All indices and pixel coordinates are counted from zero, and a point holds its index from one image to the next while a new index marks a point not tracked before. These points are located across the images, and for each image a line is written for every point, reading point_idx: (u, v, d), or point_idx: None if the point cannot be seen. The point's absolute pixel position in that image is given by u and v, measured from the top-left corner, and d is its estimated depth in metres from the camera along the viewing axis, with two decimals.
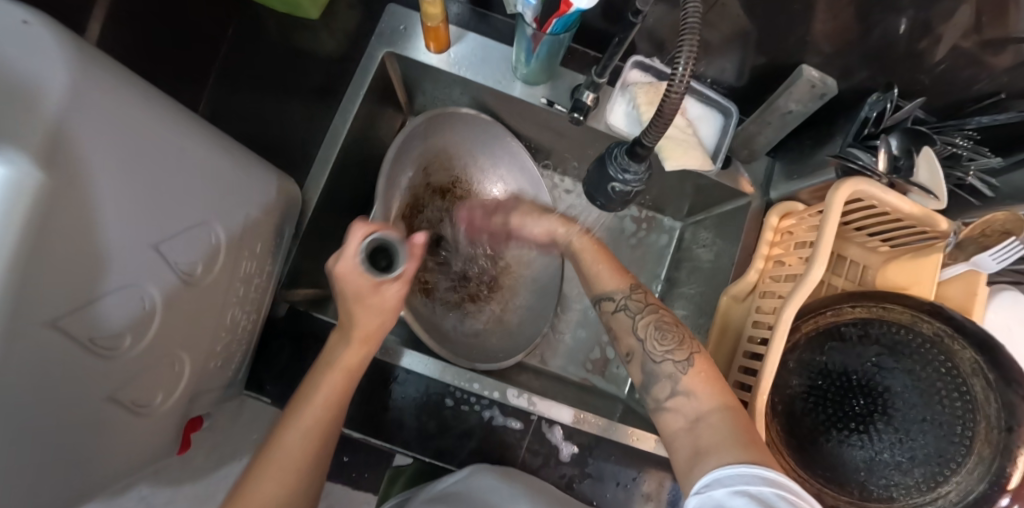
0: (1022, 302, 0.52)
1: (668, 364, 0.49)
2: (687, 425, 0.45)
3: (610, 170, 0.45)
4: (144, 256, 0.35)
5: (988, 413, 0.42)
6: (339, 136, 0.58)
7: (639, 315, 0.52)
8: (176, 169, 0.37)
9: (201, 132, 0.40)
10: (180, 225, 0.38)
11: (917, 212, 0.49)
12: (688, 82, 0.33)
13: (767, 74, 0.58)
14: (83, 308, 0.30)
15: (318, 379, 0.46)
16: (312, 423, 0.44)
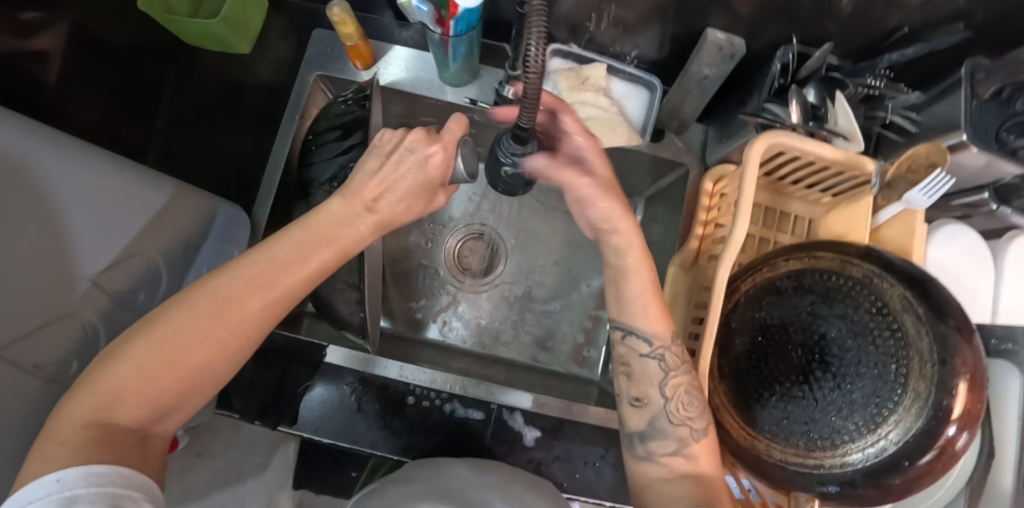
0: (961, 234, 0.52)
1: (681, 429, 0.49)
2: (668, 477, 0.49)
3: (499, 155, 0.46)
4: (73, 285, 0.42)
5: (921, 348, 0.41)
6: (280, 158, 0.61)
7: (673, 373, 0.49)
8: (86, 211, 0.42)
9: (128, 173, 0.45)
10: (109, 257, 0.44)
11: (838, 156, 0.49)
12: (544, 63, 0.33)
13: (681, 44, 0.59)
14: (33, 333, 0.39)
15: (287, 239, 0.39)
16: (238, 297, 0.37)
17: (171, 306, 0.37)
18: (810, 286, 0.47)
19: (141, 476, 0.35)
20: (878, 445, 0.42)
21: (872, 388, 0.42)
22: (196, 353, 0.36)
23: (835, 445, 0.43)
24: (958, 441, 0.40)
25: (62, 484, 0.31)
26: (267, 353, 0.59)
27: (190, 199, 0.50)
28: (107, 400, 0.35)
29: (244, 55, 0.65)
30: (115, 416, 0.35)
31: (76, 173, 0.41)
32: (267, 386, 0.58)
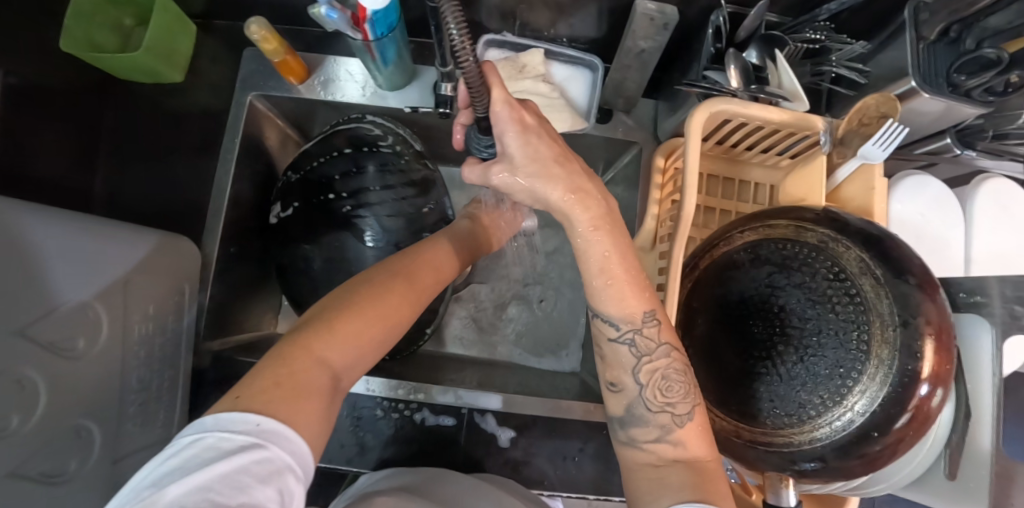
0: (929, 184, 0.49)
1: (663, 415, 0.44)
2: (659, 463, 0.43)
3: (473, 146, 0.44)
4: (7, 343, 0.38)
5: (882, 312, 0.39)
6: (226, 183, 0.61)
7: (649, 357, 0.45)
8: (37, 258, 0.41)
9: (76, 223, 0.45)
10: (44, 308, 0.41)
11: (785, 117, 0.46)
12: (473, 48, 0.30)
13: (617, 18, 0.57)
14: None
15: (418, 254, 0.50)
16: (400, 279, 0.45)
17: (334, 295, 0.42)
18: (767, 257, 0.45)
19: (308, 449, 0.30)
20: (845, 417, 0.39)
21: (836, 357, 0.40)
22: (382, 310, 0.41)
23: (803, 421, 0.41)
24: (930, 400, 0.38)
25: (260, 429, 0.28)
26: (232, 382, 0.59)
27: (141, 244, 0.50)
28: (316, 343, 0.35)
29: (179, 83, 0.63)
30: (320, 359, 0.34)
31: (38, 224, 0.42)
32: None
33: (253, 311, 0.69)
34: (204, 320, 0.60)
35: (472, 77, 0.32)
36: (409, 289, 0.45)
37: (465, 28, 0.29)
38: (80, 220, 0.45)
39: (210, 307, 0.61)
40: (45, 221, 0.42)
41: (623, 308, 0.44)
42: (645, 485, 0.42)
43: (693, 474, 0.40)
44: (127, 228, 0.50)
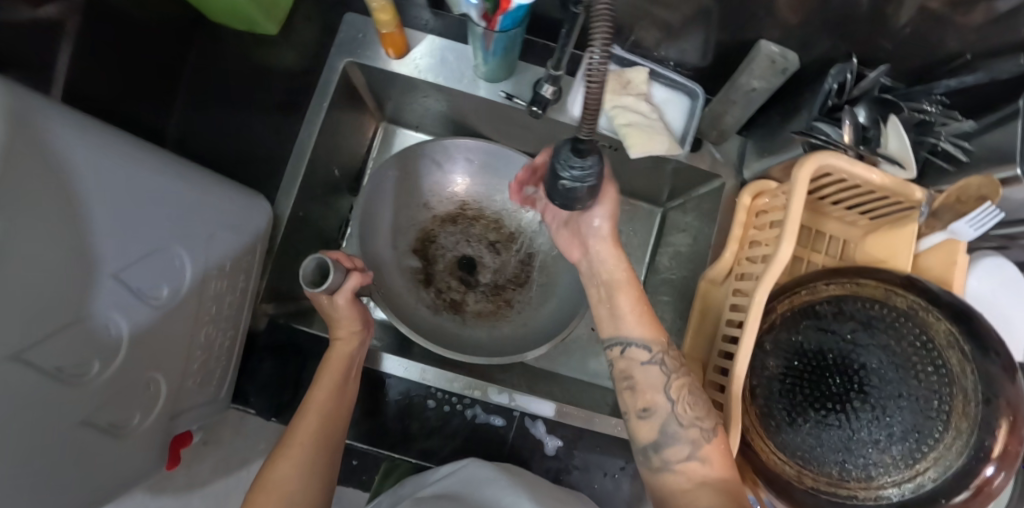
0: (1004, 268, 0.51)
1: (694, 430, 0.45)
2: (691, 486, 0.44)
3: (556, 166, 0.38)
4: (99, 285, 0.35)
5: (966, 387, 0.41)
6: (307, 148, 0.60)
7: (674, 376, 0.47)
8: (143, 197, 0.39)
9: (168, 165, 0.43)
10: (138, 251, 0.39)
11: (889, 181, 0.47)
12: (605, 69, 0.31)
13: (728, 51, 0.58)
14: (47, 338, 0.31)
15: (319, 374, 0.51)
16: (318, 405, 0.49)
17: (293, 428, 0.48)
18: (851, 313, 0.47)
19: None
20: (915, 480, 0.41)
21: (912, 422, 0.42)
22: (314, 426, 0.48)
23: (870, 478, 0.43)
24: (995, 481, 0.39)
25: None
26: (284, 350, 0.58)
27: (218, 198, 0.49)
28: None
29: (272, 36, 0.62)
30: None
31: (144, 161, 0.40)
32: (285, 383, 0.57)
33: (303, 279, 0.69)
34: (264, 283, 0.59)
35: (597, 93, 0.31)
36: (323, 394, 0.49)
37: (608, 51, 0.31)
38: (170, 162, 0.44)
39: (271, 270, 0.60)
40: (148, 157, 0.40)
41: (641, 330, 0.48)
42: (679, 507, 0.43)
43: (722, 496, 0.41)
44: (207, 180, 0.48)
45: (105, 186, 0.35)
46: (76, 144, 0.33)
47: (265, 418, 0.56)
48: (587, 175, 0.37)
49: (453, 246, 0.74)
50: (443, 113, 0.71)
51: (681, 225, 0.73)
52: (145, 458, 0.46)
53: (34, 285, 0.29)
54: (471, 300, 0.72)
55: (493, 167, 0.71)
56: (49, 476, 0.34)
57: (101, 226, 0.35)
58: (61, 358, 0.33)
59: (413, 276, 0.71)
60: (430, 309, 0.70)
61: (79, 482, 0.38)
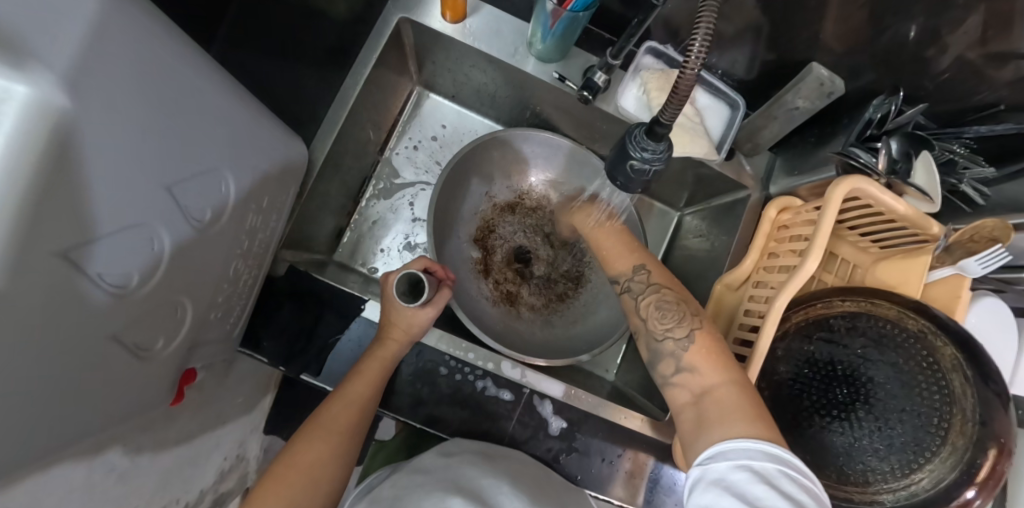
0: (999, 306, 0.55)
1: (669, 342, 0.50)
2: (693, 399, 0.46)
3: (628, 147, 0.40)
4: (154, 195, 0.34)
5: (965, 406, 0.43)
6: (349, 99, 0.60)
7: (643, 296, 0.54)
8: (200, 114, 0.37)
9: (227, 88, 0.41)
10: (193, 169, 0.37)
11: (911, 212, 0.50)
12: (704, 59, 0.31)
13: (774, 69, 0.60)
14: (100, 240, 0.30)
15: (362, 362, 0.52)
16: (358, 392, 0.50)
17: (326, 406, 0.49)
18: (864, 329, 0.48)
19: None
20: (909, 488, 0.44)
21: (912, 435, 0.44)
22: (351, 411, 0.49)
23: (867, 483, 0.45)
24: (973, 504, 0.42)
25: None
26: (304, 300, 0.57)
27: (268, 133, 0.47)
28: (274, 482, 0.44)
29: None
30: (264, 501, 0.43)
31: (208, 79, 0.38)
32: (300, 332, 0.56)
33: (320, 231, 0.68)
34: (288, 228, 0.58)
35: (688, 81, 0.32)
36: (363, 384, 0.50)
37: (708, 46, 0.32)
38: (230, 86, 0.42)
39: (296, 217, 0.59)
40: (211, 76, 0.39)
41: (617, 264, 0.59)
42: (688, 424, 0.45)
43: (737, 397, 0.43)
44: (259, 111, 0.47)
45: (169, 93, 0.34)
46: (148, 44, 0.31)
47: (273, 366, 0.55)
48: (655, 159, 0.39)
49: (511, 236, 0.77)
50: (484, 86, 0.71)
51: (698, 231, 0.76)
52: (159, 385, 0.44)
53: (97, 180, 0.28)
54: (525, 292, 0.74)
55: (563, 164, 0.74)
56: (79, 386, 0.33)
57: (161, 135, 0.33)
58: (114, 262, 0.32)
59: (474, 266, 0.74)
60: (489, 301, 0.73)
61: (102, 397, 0.37)
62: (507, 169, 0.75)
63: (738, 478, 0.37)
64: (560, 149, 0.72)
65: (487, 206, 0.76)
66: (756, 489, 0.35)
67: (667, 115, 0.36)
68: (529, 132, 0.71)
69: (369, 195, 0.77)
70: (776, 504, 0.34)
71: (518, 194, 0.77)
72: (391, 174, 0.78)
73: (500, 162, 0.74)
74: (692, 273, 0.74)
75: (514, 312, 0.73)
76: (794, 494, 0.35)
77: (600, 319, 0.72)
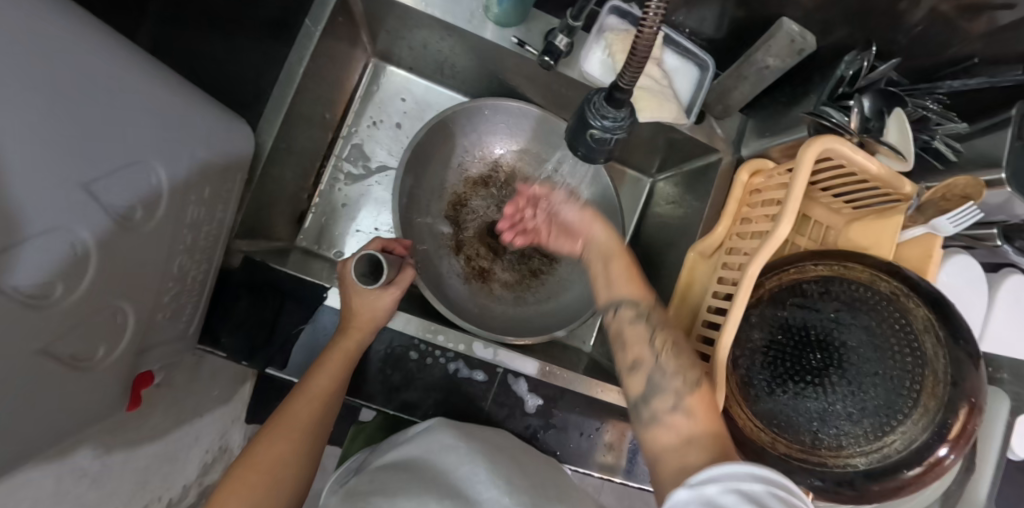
0: (971, 263, 0.54)
1: (675, 380, 0.46)
2: (679, 444, 0.43)
3: (587, 116, 0.38)
4: (69, 196, 0.30)
5: (936, 368, 0.43)
6: (295, 77, 0.55)
7: (658, 330, 0.50)
8: (110, 100, 0.33)
9: (140, 68, 0.36)
10: (114, 162, 0.33)
11: (884, 171, 0.48)
12: (663, 13, 0.29)
13: (744, 27, 0.57)
14: (9, 251, 0.26)
15: (322, 356, 0.50)
16: (321, 387, 0.48)
17: (287, 404, 0.47)
18: (837, 294, 0.48)
19: None
20: (882, 451, 0.44)
21: (885, 398, 0.44)
22: (313, 408, 0.47)
23: (841, 447, 0.45)
24: (945, 461, 0.42)
25: None
26: (261, 291, 0.54)
27: (199, 116, 0.43)
28: (234, 485, 0.43)
29: None
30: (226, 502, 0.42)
31: (112, 58, 0.33)
32: (259, 325, 0.53)
33: (278, 216, 0.64)
34: (240, 216, 0.55)
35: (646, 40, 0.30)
36: (325, 377, 0.48)
37: (664, 6, 0.29)
38: (144, 66, 0.37)
39: (249, 203, 0.56)
40: (115, 56, 0.34)
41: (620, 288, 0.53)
42: (668, 470, 0.42)
43: (722, 444, 0.42)
44: (182, 91, 0.42)
45: (65, 78, 0.29)
46: (29, 19, 0.27)
47: (235, 362, 0.53)
48: (614, 130, 0.37)
49: (483, 212, 0.74)
50: (443, 55, 0.67)
51: (670, 197, 0.74)
52: (107, 397, 0.41)
53: None
54: (498, 269, 0.72)
55: (535, 134, 0.71)
56: (15, 407, 0.30)
57: (63, 127, 0.29)
58: (30, 274, 0.28)
59: (443, 242, 0.71)
60: (460, 277, 0.70)
61: (39, 420, 0.33)
62: (476, 142, 0.72)
63: (728, 500, 0.34)
64: (527, 116, 0.69)
65: (459, 180, 0.73)
66: None
67: (626, 78, 0.34)
68: (501, 101, 0.67)
69: (329, 175, 0.73)
70: None
71: (492, 167, 0.74)
72: (351, 152, 0.74)
73: (469, 137, 0.71)
74: (665, 240, 0.72)
75: (488, 288, 0.71)
76: None
77: (576, 294, 0.71)
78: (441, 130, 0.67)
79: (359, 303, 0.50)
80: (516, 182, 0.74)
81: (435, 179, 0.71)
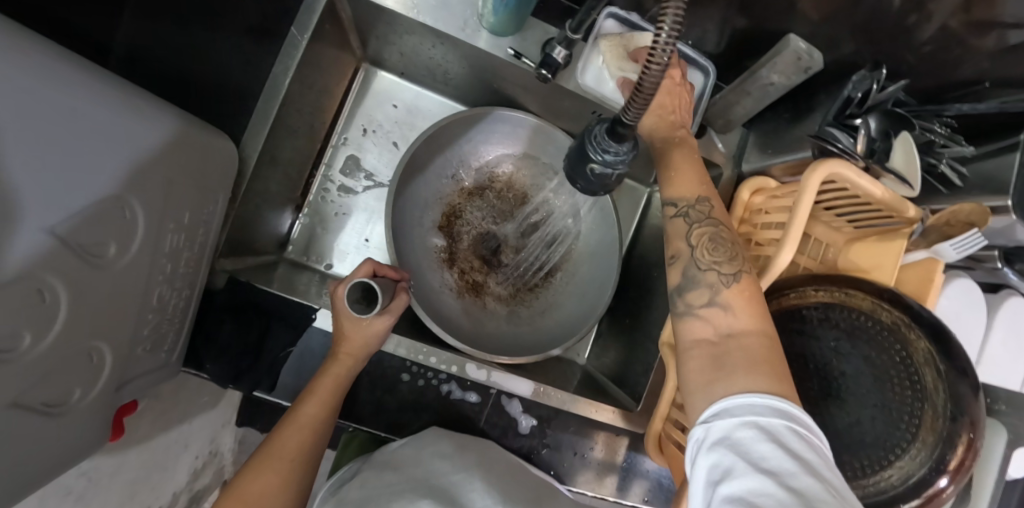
0: (971, 287, 0.54)
1: (711, 273, 0.40)
2: (715, 339, 0.38)
3: (588, 149, 0.36)
4: (35, 241, 0.27)
5: (936, 402, 0.41)
6: (280, 87, 0.52)
7: (697, 223, 0.42)
8: (80, 134, 0.30)
9: (113, 92, 0.33)
10: (86, 199, 0.31)
11: (888, 197, 0.47)
12: (674, 47, 0.27)
13: (749, 40, 0.55)
14: None
15: (313, 383, 0.48)
16: (313, 414, 0.47)
17: (279, 430, 0.46)
18: (837, 321, 0.48)
19: None
20: (880, 485, 0.43)
21: (883, 432, 0.44)
22: (302, 435, 0.46)
23: (840, 478, 0.45)
24: (947, 492, 0.40)
25: None
26: (246, 313, 0.53)
27: (189, 139, 0.41)
28: None
29: None
30: None
31: (80, 87, 0.30)
32: (244, 350, 0.52)
33: (264, 230, 0.62)
34: (224, 235, 0.53)
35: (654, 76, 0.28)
36: (314, 404, 0.47)
37: (676, 35, 0.27)
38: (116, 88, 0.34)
39: (233, 220, 0.53)
40: (91, 86, 0.31)
41: (678, 188, 0.44)
42: (693, 368, 0.37)
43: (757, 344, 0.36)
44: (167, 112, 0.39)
45: (33, 117, 0.27)
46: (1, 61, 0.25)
47: (221, 386, 0.52)
48: (615, 163, 0.35)
49: (478, 222, 0.72)
50: (436, 62, 0.64)
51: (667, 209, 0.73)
52: (87, 435, 0.40)
53: None
54: (492, 283, 0.70)
55: (535, 144, 0.69)
56: None
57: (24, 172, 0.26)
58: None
59: (437, 255, 0.69)
60: (452, 292, 0.68)
61: (17, 472, 0.32)
62: (470, 152, 0.70)
63: (744, 435, 0.31)
64: (524, 125, 0.67)
65: (453, 190, 0.71)
66: (762, 448, 0.30)
67: (631, 113, 0.32)
68: (498, 111, 0.65)
69: (319, 185, 0.71)
70: (782, 464, 0.29)
71: (488, 176, 0.72)
72: (341, 160, 0.71)
73: (464, 147, 0.69)
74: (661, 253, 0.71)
75: (481, 303, 0.69)
76: (801, 452, 0.30)
77: (571, 308, 0.69)
78: (433, 141, 0.64)
79: (346, 328, 0.48)
80: (513, 191, 0.72)
81: (431, 190, 0.69)
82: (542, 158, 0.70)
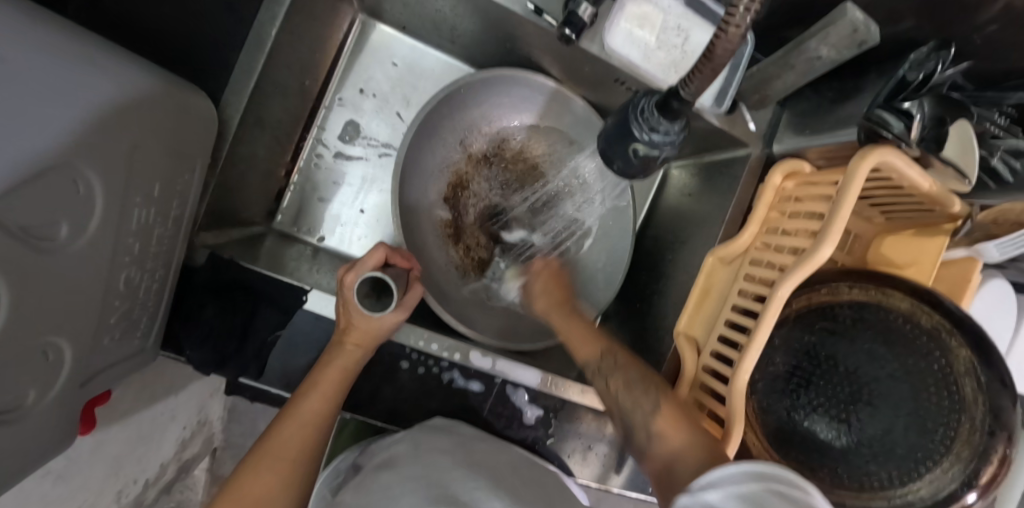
0: (1005, 287, 0.52)
1: (641, 415, 0.43)
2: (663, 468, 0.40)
3: (633, 127, 0.32)
4: None
5: (974, 415, 0.40)
6: (266, 39, 0.46)
7: (611, 376, 0.47)
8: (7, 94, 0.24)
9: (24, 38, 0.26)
10: (36, 171, 0.25)
11: (935, 190, 0.44)
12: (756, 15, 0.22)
13: (796, 8, 0.50)
14: None
15: (316, 374, 0.44)
16: (315, 410, 0.43)
17: (277, 423, 0.42)
18: (871, 323, 0.45)
19: None
20: (906, 497, 0.41)
21: (914, 442, 0.41)
22: (302, 435, 0.42)
23: (862, 488, 0.42)
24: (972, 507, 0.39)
25: None
26: (230, 292, 0.48)
27: (153, 98, 0.34)
28: None
29: None
30: None
31: None
32: (229, 333, 0.48)
33: (250, 199, 0.57)
34: (204, 206, 0.47)
35: (724, 48, 0.23)
36: (318, 400, 0.43)
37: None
38: (43, 37, 0.27)
39: (214, 190, 0.48)
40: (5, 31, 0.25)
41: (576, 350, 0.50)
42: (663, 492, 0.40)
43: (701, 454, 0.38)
44: (117, 67, 0.32)
45: None
46: None
47: (204, 372, 0.48)
48: (664, 145, 0.31)
49: (486, 194, 0.66)
50: (444, 16, 0.57)
51: (685, 188, 0.69)
52: (52, 435, 0.35)
53: None
54: (496, 259, 0.66)
55: (553, 113, 0.64)
56: None
57: None
58: None
59: (441, 228, 0.64)
60: (458, 270, 0.64)
61: None
62: (481, 116, 0.64)
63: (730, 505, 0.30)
64: (542, 91, 0.61)
65: (460, 157, 0.65)
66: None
67: (690, 90, 0.27)
68: (514, 74, 0.59)
69: (311, 150, 0.65)
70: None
71: (498, 143, 0.66)
72: (335, 122, 0.65)
73: (476, 111, 0.63)
74: (676, 235, 0.68)
75: (487, 282, 0.66)
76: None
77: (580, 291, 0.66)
78: (445, 100, 0.58)
79: (347, 316, 0.44)
80: (524, 162, 0.66)
81: (438, 157, 0.63)
82: (557, 128, 0.65)
